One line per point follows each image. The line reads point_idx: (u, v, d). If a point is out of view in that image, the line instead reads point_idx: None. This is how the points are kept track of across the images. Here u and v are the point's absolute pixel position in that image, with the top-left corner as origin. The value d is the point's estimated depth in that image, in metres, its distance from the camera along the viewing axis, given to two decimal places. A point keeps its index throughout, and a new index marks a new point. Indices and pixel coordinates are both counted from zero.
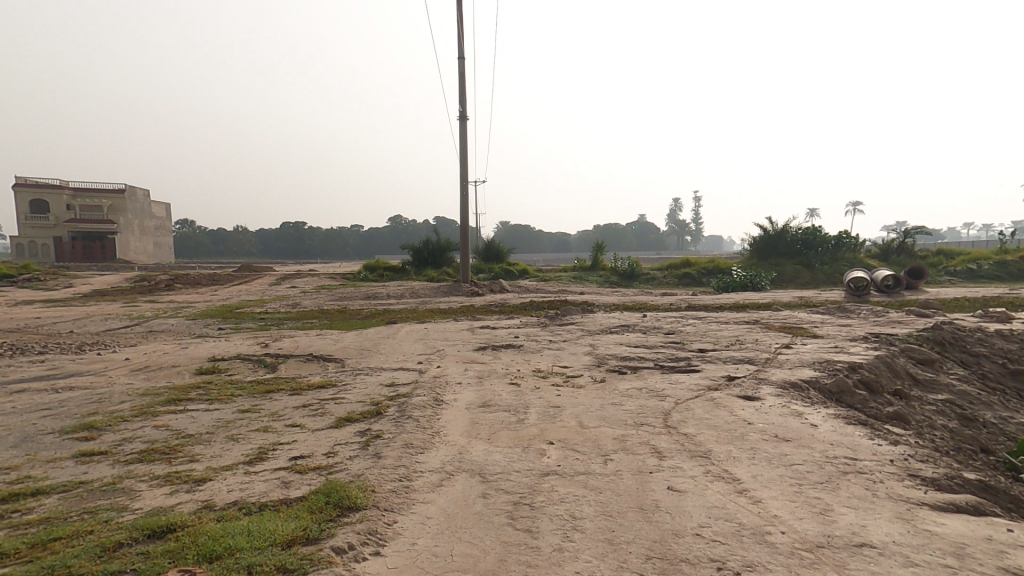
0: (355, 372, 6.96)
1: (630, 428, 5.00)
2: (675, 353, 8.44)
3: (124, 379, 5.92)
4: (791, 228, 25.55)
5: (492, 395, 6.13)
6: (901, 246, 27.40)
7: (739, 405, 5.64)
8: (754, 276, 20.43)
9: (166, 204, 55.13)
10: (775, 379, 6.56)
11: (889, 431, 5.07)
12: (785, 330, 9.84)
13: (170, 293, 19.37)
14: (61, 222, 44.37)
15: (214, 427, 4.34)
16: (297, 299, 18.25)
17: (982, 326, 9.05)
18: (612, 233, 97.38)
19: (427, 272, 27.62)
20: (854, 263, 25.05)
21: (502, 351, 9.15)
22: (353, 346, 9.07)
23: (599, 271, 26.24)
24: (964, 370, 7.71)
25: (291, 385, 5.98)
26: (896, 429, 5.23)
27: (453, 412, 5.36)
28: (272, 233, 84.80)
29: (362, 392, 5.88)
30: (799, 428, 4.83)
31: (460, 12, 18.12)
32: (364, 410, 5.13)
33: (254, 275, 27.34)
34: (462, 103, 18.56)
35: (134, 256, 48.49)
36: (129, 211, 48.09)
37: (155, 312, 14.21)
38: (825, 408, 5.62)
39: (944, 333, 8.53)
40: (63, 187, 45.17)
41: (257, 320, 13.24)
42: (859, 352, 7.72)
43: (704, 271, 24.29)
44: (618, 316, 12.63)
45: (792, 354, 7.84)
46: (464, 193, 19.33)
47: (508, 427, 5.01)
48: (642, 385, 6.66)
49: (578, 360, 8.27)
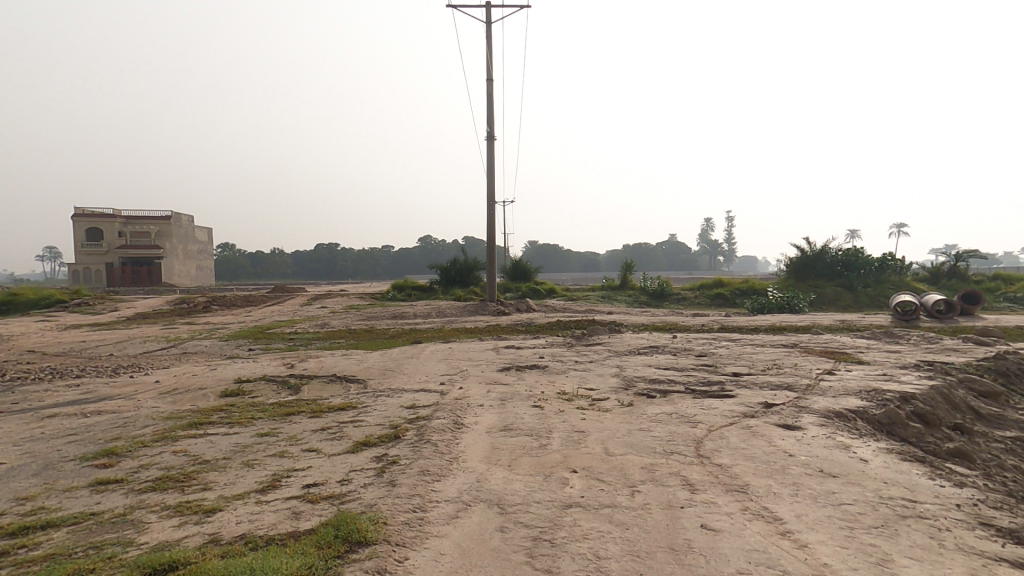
0: (376, 394, 6.86)
1: (659, 456, 4.71)
2: (707, 377, 8.06)
3: (151, 402, 5.97)
4: (831, 249, 24.69)
5: (515, 419, 5.91)
6: (954, 270, 26.08)
7: (778, 434, 5.27)
8: (792, 298, 19.68)
9: (208, 229, 57.41)
10: (818, 407, 6.14)
11: (951, 469, 4.65)
12: (827, 354, 9.32)
13: (207, 315, 19.92)
14: (113, 248, 46.75)
15: (231, 453, 4.25)
16: (326, 319, 18.47)
17: None
18: (642, 253, 96.36)
19: (454, 292, 27.70)
20: (900, 286, 23.91)
21: (525, 372, 8.94)
22: (377, 367, 9.01)
23: (627, 291, 25.81)
24: None
25: (311, 407, 5.91)
26: (959, 468, 4.79)
27: (473, 437, 5.17)
28: (307, 255, 87.28)
29: (382, 415, 5.76)
30: (848, 462, 4.46)
31: (489, 35, 18.38)
32: (382, 433, 5.01)
33: (286, 297, 27.97)
34: (489, 125, 18.75)
35: (178, 280, 50.59)
36: (174, 236, 50.26)
37: (191, 334, 14.56)
38: (875, 441, 5.20)
39: (1007, 364, 7.91)
40: (115, 215, 47.62)
41: (287, 340, 13.40)
42: (912, 381, 7.21)
43: (738, 292, 23.59)
44: (647, 337, 12.26)
45: (835, 380, 7.38)
46: (492, 212, 19.39)
47: (530, 453, 4.79)
48: (672, 410, 6.34)
49: (605, 382, 7.98)
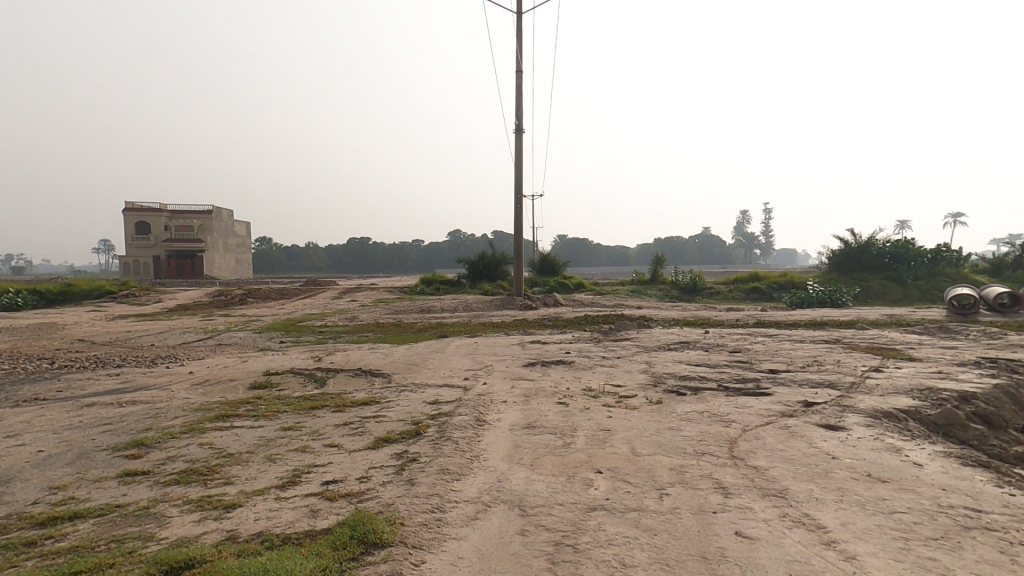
0: (400, 389, 6.83)
1: (689, 457, 4.49)
2: (741, 374, 7.73)
3: (182, 393, 6.06)
4: (877, 241, 23.58)
5: (539, 416, 5.78)
6: (1017, 260, 24.53)
7: (820, 435, 4.97)
8: (834, 292, 18.86)
9: (246, 225, 59.11)
10: (863, 407, 5.78)
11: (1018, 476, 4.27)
12: (872, 351, 8.81)
13: (242, 307, 20.40)
14: (160, 241, 48.66)
15: (255, 446, 4.22)
16: (356, 313, 18.67)
17: None
18: (674, 246, 94.51)
19: (482, 286, 27.69)
20: (954, 279, 22.62)
21: (552, 368, 8.78)
22: (403, 362, 9.00)
23: (659, 285, 25.25)
24: None
25: (336, 401, 5.91)
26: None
27: (496, 435, 5.06)
28: (340, 251, 89.08)
29: (404, 411, 5.71)
30: (899, 466, 4.14)
31: (518, 26, 18.14)
32: (403, 430, 4.95)
33: (318, 289, 28.48)
34: (519, 116, 18.57)
35: (219, 272, 52.38)
36: (216, 231, 51.97)
37: (227, 326, 14.93)
38: (929, 443, 4.85)
39: None
40: (162, 210, 49.50)
41: (317, 333, 13.58)
42: (969, 380, 6.71)
43: (775, 286, 22.79)
44: (678, 332, 11.89)
45: (882, 379, 6.94)
46: (520, 206, 19.23)
47: (553, 452, 4.65)
48: (703, 408, 6.08)
49: (633, 379, 7.75)
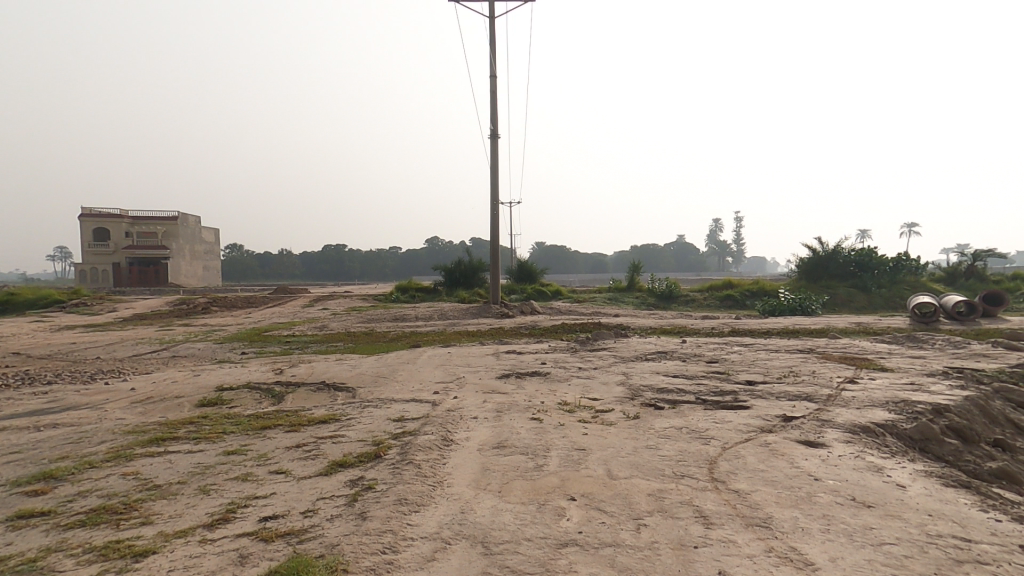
0: (364, 405, 6.43)
1: (667, 481, 4.22)
2: (719, 385, 7.54)
3: (117, 414, 5.53)
4: (843, 249, 24.07)
5: (510, 434, 5.45)
6: (971, 269, 25.36)
7: (801, 454, 4.77)
8: (804, 300, 19.04)
9: (215, 230, 57.45)
10: (842, 422, 5.62)
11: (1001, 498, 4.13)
12: (847, 361, 8.74)
13: (205, 317, 19.53)
14: (119, 248, 46.91)
15: (188, 475, 3.78)
16: (326, 321, 18.06)
17: None
18: (649, 253, 95.63)
19: (458, 293, 27.20)
20: (914, 287, 23.21)
21: (526, 380, 8.46)
22: (370, 373, 8.59)
23: (635, 293, 25.22)
24: None
25: (291, 420, 5.46)
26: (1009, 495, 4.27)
27: (463, 457, 4.71)
28: (315, 257, 87.46)
29: (366, 430, 5.32)
30: (883, 488, 3.94)
31: (492, 30, 17.95)
32: (362, 451, 4.57)
33: (288, 298, 27.63)
34: (494, 122, 18.33)
35: (186, 280, 50.64)
36: (182, 237, 50.31)
37: (186, 336, 14.18)
38: (911, 462, 4.69)
39: None
40: (123, 215, 47.67)
41: (282, 344, 13.00)
42: (942, 392, 6.66)
43: (747, 293, 22.98)
44: (655, 342, 11.70)
45: (858, 391, 6.80)
46: (495, 212, 18.97)
47: (524, 476, 4.33)
48: (681, 424, 5.84)
49: (609, 392, 7.49)
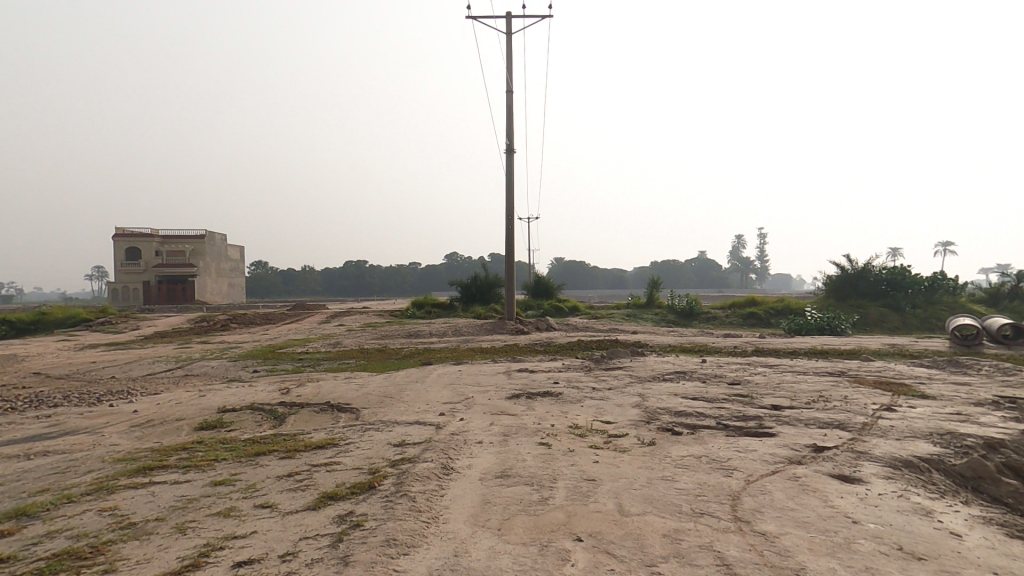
0: (365, 427, 6.17)
1: (684, 519, 3.83)
2: (741, 409, 7.08)
3: (111, 439, 5.35)
4: (874, 267, 23.21)
5: (516, 462, 5.11)
6: (1014, 289, 24.14)
7: (835, 490, 4.34)
8: (833, 319, 18.28)
9: (239, 248, 58.56)
10: (879, 454, 5.15)
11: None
12: (881, 385, 8.18)
13: (223, 334, 19.62)
14: (149, 266, 48.10)
15: (166, 511, 3.54)
16: (340, 338, 17.96)
17: None
18: (669, 269, 94.51)
19: (474, 309, 26.96)
20: (952, 308, 22.14)
21: (537, 400, 8.11)
22: (376, 393, 8.33)
23: (655, 310, 24.63)
24: None
25: (287, 445, 5.21)
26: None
27: (464, 489, 4.38)
28: (336, 273, 88.59)
29: (363, 456, 5.04)
30: (935, 537, 3.54)
31: (509, 46, 17.96)
32: (355, 482, 4.28)
33: (306, 314, 27.77)
34: (510, 138, 18.25)
35: (211, 297, 51.57)
36: (209, 254, 51.35)
37: (202, 353, 14.18)
38: (961, 504, 4.22)
39: None
40: (153, 234, 48.94)
41: (295, 361, 12.88)
42: (991, 423, 6.12)
43: (772, 312, 22.22)
44: (673, 361, 11.24)
45: (896, 420, 6.28)
46: (511, 227, 18.78)
47: (528, 511, 3.99)
48: (700, 452, 5.43)
49: (624, 415, 7.09)
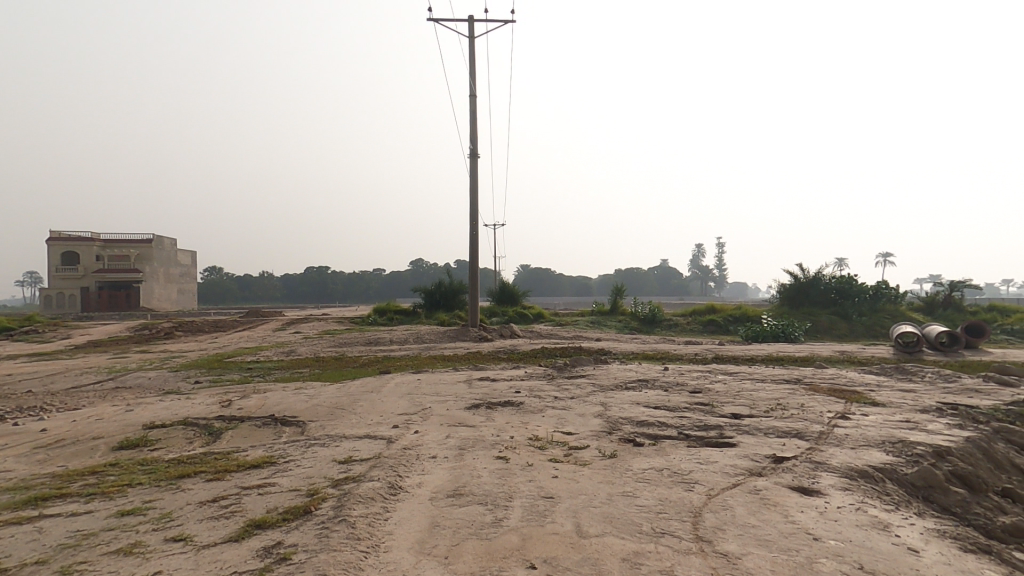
0: (309, 443, 5.73)
1: (645, 540, 3.62)
2: (702, 419, 6.98)
3: (10, 463, 4.75)
4: (824, 276, 24.09)
5: (469, 479, 4.80)
6: (948, 299, 25.54)
7: (796, 504, 4.24)
8: (787, 326, 18.76)
9: (190, 251, 55.93)
10: (837, 464, 5.11)
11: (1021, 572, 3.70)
12: (836, 393, 8.29)
13: (166, 342, 18.42)
14: (89, 271, 45.32)
15: (54, 554, 3.08)
16: (295, 346, 17.17)
17: None
18: (632, 277, 96.15)
19: (437, 316, 26.44)
20: (895, 316, 23.18)
21: (497, 411, 7.83)
22: (326, 405, 7.84)
23: (618, 316, 24.78)
24: None
25: (217, 465, 4.74)
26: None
27: (411, 511, 4.05)
28: (297, 279, 86.01)
29: (303, 475, 4.63)
30: (894, 553, 3.51)
31: (472, 50, 17.74)
32: (289, 506, 3.89)
33: (260, 321, 26.58)
34: (473, 142, 17.99)
35: (159, 303, 48.95)
36: (155, 259, 48.82)
37: (138, 363, 13.22)
38: (917, 517, 4.19)
39: None
40: (93, 238, 46.24)
41: (243, 371, 12.16)
42: (941, 430, 6.22)
43: (730, 319, 22.68)
44: (636, 369, 11.18)
45: (851, 428, 6.30)
46: (474, 233, 18.51)
47: (480, 535, 3.69)
48: (662, 465, 5.26)
49: (586, 425, 6.88)
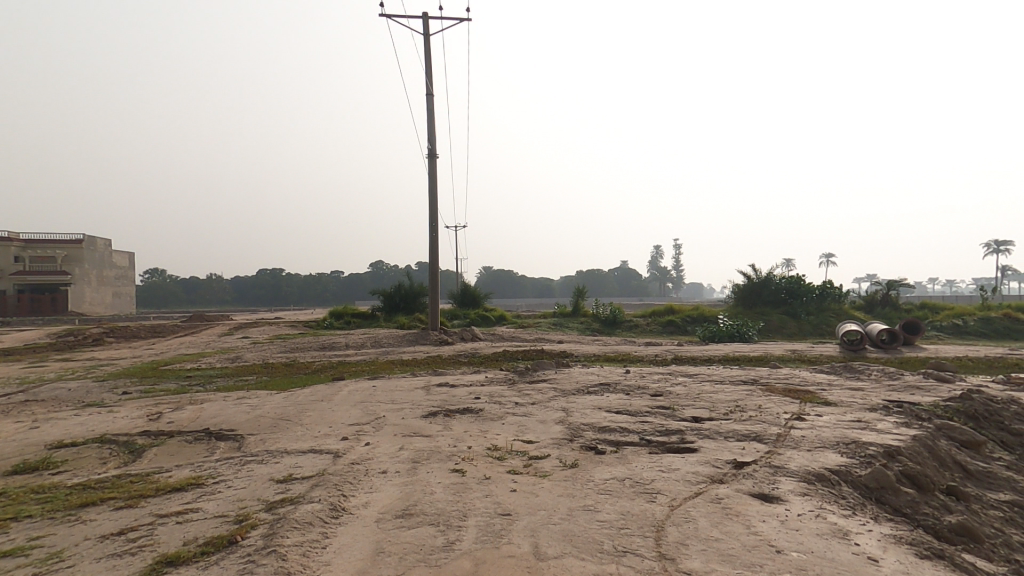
0: (245, 460, 5.24)
1: (605, 560, 3.40)
2: (664, 423, 6.87)
3: None
4: (775, 277, 24.89)
5: (420, 496, 4.46)
6: (885, 298, 26.92)
7: (758, 512, 4.13)
8: (741, 326, 19.21)
9: (129, 252, 52.67)
10: (797, 468, 5.06)
11: None
12: (791, 393, 8.39)
13: (95, 350, 17.04)
14: (7, 274, 41.86)
15: None
16: (241, 352, 16.23)
17: (1010, 401, 7.90)
18: (592, 278, 97.34)
19: (396, 319, 25.72)
20: (839, 314, 24.19)
21: (454, 418, 7.50)
22: (270, 416, 7.30)
23: (580, 318, 24.82)
24: (1010, 460, 6.51)
25: (133, 490, 4.23)
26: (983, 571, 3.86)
27: (353, 535, 3.69)
28: (249, 281, 82.62)
29: (234, 498, 4.19)
30: (853, 563, 3.41)
31: (429, 47, 17.33)
32: (212, 536, 3.47)
33: (205, 326, 25.12)
34: (431, 140, 17.57)
35: (91, 308, 45.84)
36: (87, 261, 45.77)
37: (60, 373, 12.09)
38: (875, 523, 4.15)
39: (975, 410, 7.42)
40: (13, 238, 42.88)
41: (180, 380, 11.32)
42: (892, 430, 6.33)
43: (688, 319, 23.09)
44: (597, 372, 11.06)
45: (807, 429, 6.31)
46: (432, 233, 18.06)
47: (428, 561, 3.39)
48: (624, 474, 5.07)
49: (546, 432, 6.65)
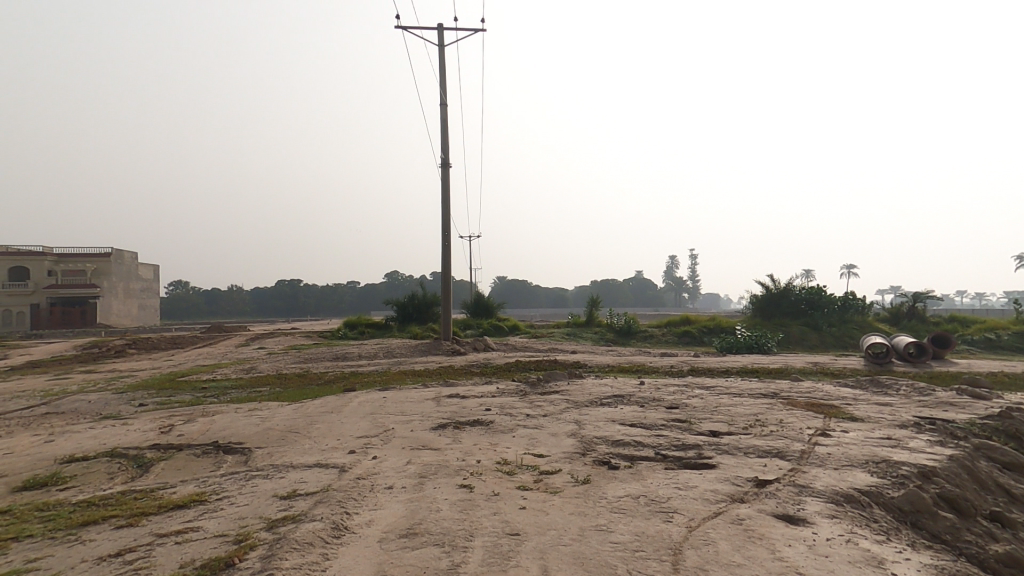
0: (250, 474, 5.14)
1: None
2: (680, 437, 6.61)
3: None
4: (795, 287, 24.35)
5: (426, 514, 4.30)
6: (911, 310, 26.13)
7: (782, 536, 3.88)
8: (760, 337, 18.76)
9: (152, 264, 53.68)
10: (823, 488, 4.78)
11: None
12: (814, 407, 8.07)
13: (115, 361, 17.23)
14: (40, 287, 42.69)
15: None
16: (256, 362, 16.29)
17: None
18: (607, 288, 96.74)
19: (410, 329, 25.68)
20: (862, 326, 23.53)
21: (464, 431, 7.34)
22: (279, 428, 7.21)
23: (594, 328, 24.51)
24: None
25: (134, 507, 4.15)
26: None
27: (355, 556, 3.54)
28: (267, 292, 83.75)
29: (235, 516, 4.08)
30: None
31: (443, 58, 17.42)
32: (208, 557, 3.35)
33: (222, 337, 25.34)
34: (445, 151, 17.61)
35: (116, 320, 46.72)
36: (114, 274, 46.83)
37: (79, 384, 12.21)
38: (909, 550, 3.87)
39: (1012, 428, 7.02)
40: (46, 252, 44.08)
41: (195, 391, 11.34)
42: (924, 448, 5.99)
43: (705, 330, 22.65)
44: (612, 383, 10.80)
45: (832, 446, 6.01)
46: (446, 243, 18.02)
47: None
48: (640, 491, 4.84)
49: (558, 446, 6.44)
